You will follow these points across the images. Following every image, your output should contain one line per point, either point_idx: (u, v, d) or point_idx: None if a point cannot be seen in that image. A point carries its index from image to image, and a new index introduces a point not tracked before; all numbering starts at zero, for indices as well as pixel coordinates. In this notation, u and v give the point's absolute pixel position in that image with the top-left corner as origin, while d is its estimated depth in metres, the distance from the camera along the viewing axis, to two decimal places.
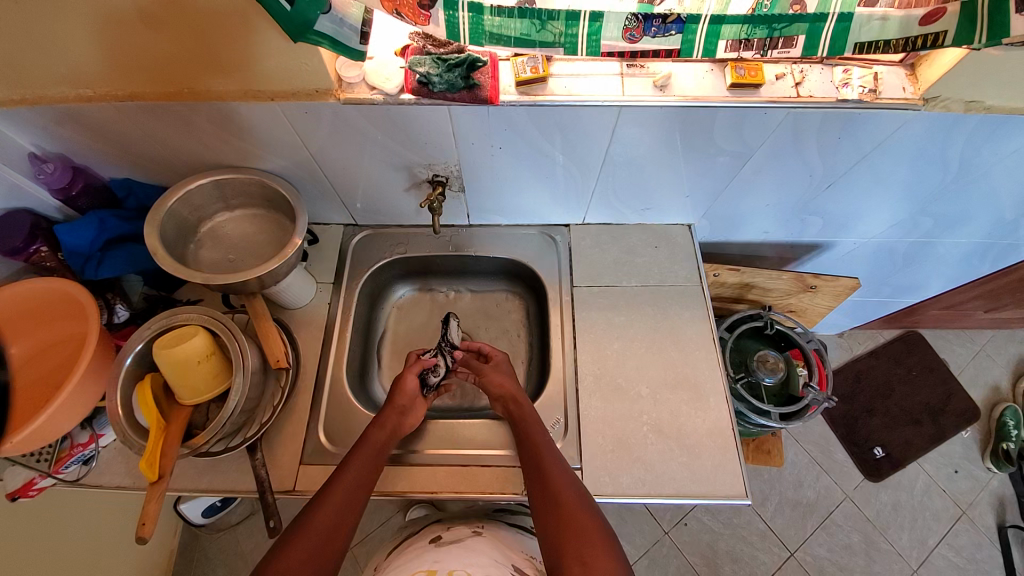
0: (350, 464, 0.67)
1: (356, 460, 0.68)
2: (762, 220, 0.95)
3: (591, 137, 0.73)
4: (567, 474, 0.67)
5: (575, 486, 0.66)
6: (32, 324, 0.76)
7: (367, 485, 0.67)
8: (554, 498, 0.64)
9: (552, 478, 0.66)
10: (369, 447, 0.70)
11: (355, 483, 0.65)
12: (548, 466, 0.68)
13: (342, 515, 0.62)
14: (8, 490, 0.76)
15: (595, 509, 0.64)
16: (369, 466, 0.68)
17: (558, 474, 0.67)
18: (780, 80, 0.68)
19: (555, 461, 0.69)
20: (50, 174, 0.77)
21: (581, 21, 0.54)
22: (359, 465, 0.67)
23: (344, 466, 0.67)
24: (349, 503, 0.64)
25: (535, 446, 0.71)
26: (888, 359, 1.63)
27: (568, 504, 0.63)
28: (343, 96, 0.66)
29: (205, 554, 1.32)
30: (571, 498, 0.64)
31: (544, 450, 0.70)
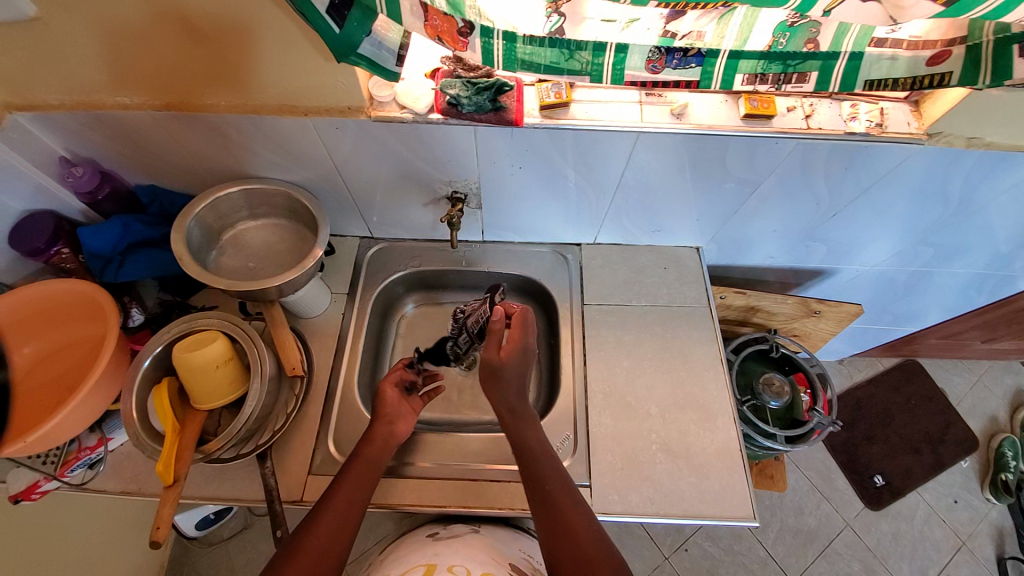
0: (342, 481, 0.67)
1: (343, 479, 0.68)
2: (768, 246, 0.98)
3: (609, 160, 0.76)
4: (586, 519, 0.63)
5: (593, 530, 0.62)
6: (48, 325, 0.77)
7: (356, 502, 0.66)
8: (574, 550, 0.59)
9: (573, 525, 0.62)
10: (361, 463, 0.70)
11: (345, 502, 0.65)
12: (566, 511, 0.63)
13: (333, 534, 0.61)
14: (12, 493, 0.74)
15: (613, 551, 0.60)
16: (366, 483, 0.68)
17: (579, 522, 0.62)
18: (791, 112, 0.71)
19: (573, 505, 0.64)
20: (78, 177, 0.78)
21: (608, 52, 0.57)
22: (349, 484, 0.67)
23: (337, 484, 0.67)
24: (342, 523, 0.63)
25: (551, 490, 0.66)
26: (888, 387, 1.64)
27: (597, 561, 0.58)
28: (374, 114, 0.69)
29: (195, 569, 1.29)
30: (595, 551, 0.59)
31: (560, 492, 0.66)
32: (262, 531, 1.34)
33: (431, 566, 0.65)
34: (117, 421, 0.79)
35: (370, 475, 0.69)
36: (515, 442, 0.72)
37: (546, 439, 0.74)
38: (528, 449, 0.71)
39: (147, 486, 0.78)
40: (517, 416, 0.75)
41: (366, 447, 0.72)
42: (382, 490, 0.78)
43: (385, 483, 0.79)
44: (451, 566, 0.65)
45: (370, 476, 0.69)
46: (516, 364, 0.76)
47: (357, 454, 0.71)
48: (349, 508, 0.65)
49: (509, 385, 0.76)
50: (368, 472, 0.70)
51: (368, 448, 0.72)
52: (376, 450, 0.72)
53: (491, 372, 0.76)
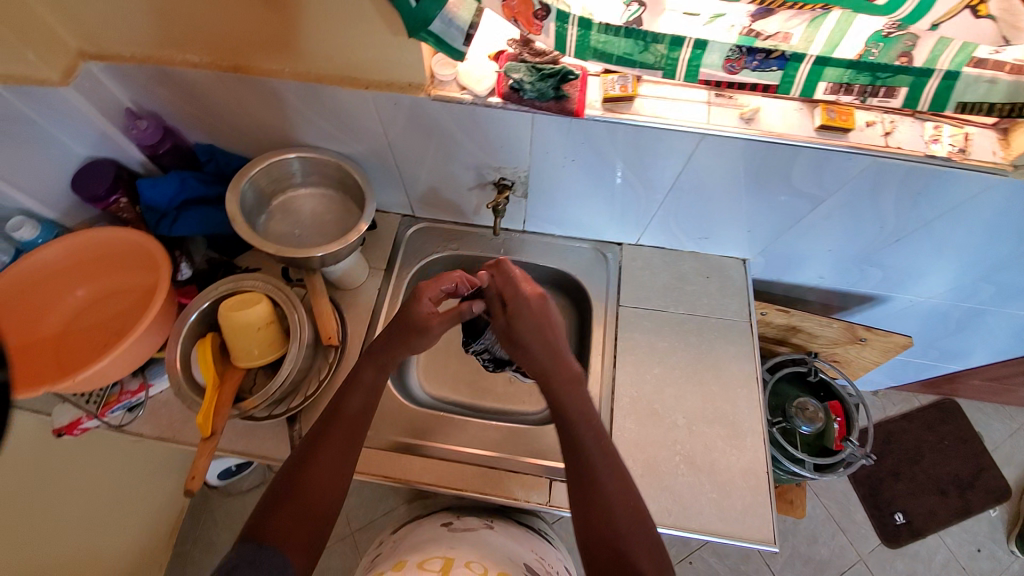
0: (339, 418, 0.67)
1: (341, 416, 0.67)
2: (818, 265, 0.93)
3: (666, 160, 0.73)
4: (624, 493, 0.62)
5: (628, 503, 0.62)
6: (102, 269, 0.80)
7: (356, 435, 0.67)
8: (602, 528, 0.60)
9: (611, 501, 0.62)
10: (358, 397, 0.69)
11: (345, 439, 0.66)
12: (603, 485, 0.63)
13: (326, 478, 0.63)
14: (56, 426, 0.78)
15: (647, 523, 0.61)
16: (357, 420, 0.68)
17: (616, 502, 0.62)
18: (869, 128, 0.67)
19: (615, 478, 0.63)
20: (142, 131, 0.80)
21: (685, 48, 0.54)
22: (348, 421, 0.67)
23: (335, 417, 0.67)
24: (338, 461, 0.64)
25: (590, 461, 0.64)
26: (922, 424, 1.56)
27: (632, 541, 0.59)
28: (433, 92, 0.68)
29: (213, 515, 1.35)
30: (627, 526, 0.60)
31: (601, 468, 0.64)
32: None
33: (449, 559, 0.64)
34: (158, 369, 0.81)
35: (359, 418, 0.68)
36: (553, 410, 0.67)
37: (590, 402, 0.68)
38: (567, 415, 0.66)
39: (181, 434, 0.80)
40: (560, 380, 0.68)
41: (353, 390, 0.69)
42: (401, 465, 0.79)
43: (404, 458, 0.79)
44: (467, 563, 0.64)
45: (359, 412, 0.68)
46: (528, 319, 0.69)
47: (344, 391, 0.69)
48: (339, 454, 0.65)
49: (536, 349, 0.69)
50: (358, 413, 0.68)
51: (354, 393, 0.69)
52: (364, 390, 0.70)
53: (508, 335, 0.71)
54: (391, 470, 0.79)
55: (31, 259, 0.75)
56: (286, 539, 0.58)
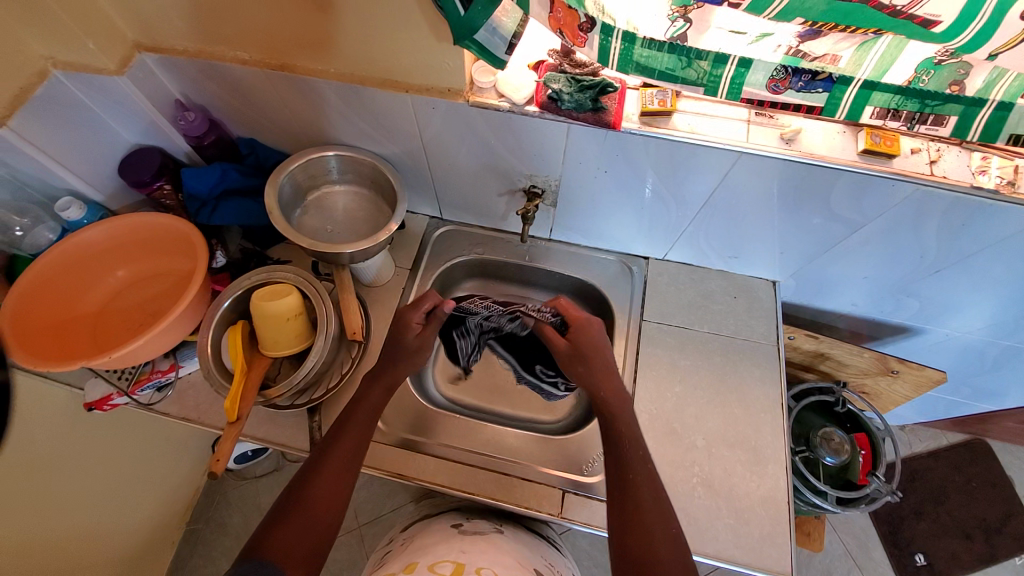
0: (345, 428, 0.69)
1: (347, 427, 0.69)
2: (852, 292, 0.91)
3: (700, 176, 0.72)
4: (664, 514, 0.62)
5: (666, 526, 0.61)
6: (142, 253, 0.83)
7: (362, 445, 0.69)
8: (641, 546, 0.60)
9: (649, 524, 0.61)
10: (362, 410, 0.71)
11: (350, 448, 0.67)
12: (642, 501, 0.63)
13: (331, 489, 0.64)
14: (88, 401, 0.81)
15: (681, 545, 0.60)
16: (362, 430, 0.70)
17: (653, 521, 0.61)
18: (914, 155, 0.65)
19: (655, 502, 0.63)
20: (190, 122, 0.83)
21: (728, 65, 0.54)
22: (354, 431, 0.69)
23: (343, 426, 0.69)
24: (342, 471, 0.66)
25: (630, 475, 0.65)
26: (949, 464, 1.49)
27: (663, 561, 0.58)
28: (471, 99, 0.69)
29: (225, 498, 1.37)
30: (667, 551, 0.59)
31: (643, 489, 0.64)
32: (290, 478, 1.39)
33: (460, 566, 0.64)
34: (189, 352, 0.83)
35: (365, 431, 0.70)
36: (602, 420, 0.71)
37: (634, 423, 0.71)
38: (616, 432, 0.69)
39: (206, 416, 0.82)
40: (609, 393, 0.72)
41: (358, 406, 0.71)
42: (416, 465, 0.79)
43: (418, 458, 0.80)
44: (478, 569, 0.64)
45: (365, 426, 0.70)
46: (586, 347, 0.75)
47: (352, 406, 0.72)
48: (344, 464, 0.66)
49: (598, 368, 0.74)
50: (363, 426, 0.70)
51: (360, 409, 0.71)
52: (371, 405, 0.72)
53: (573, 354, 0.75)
54: (406, 468, 0.79)
55: (77, 239, 0.78)
56: (289, 549, 0.58)
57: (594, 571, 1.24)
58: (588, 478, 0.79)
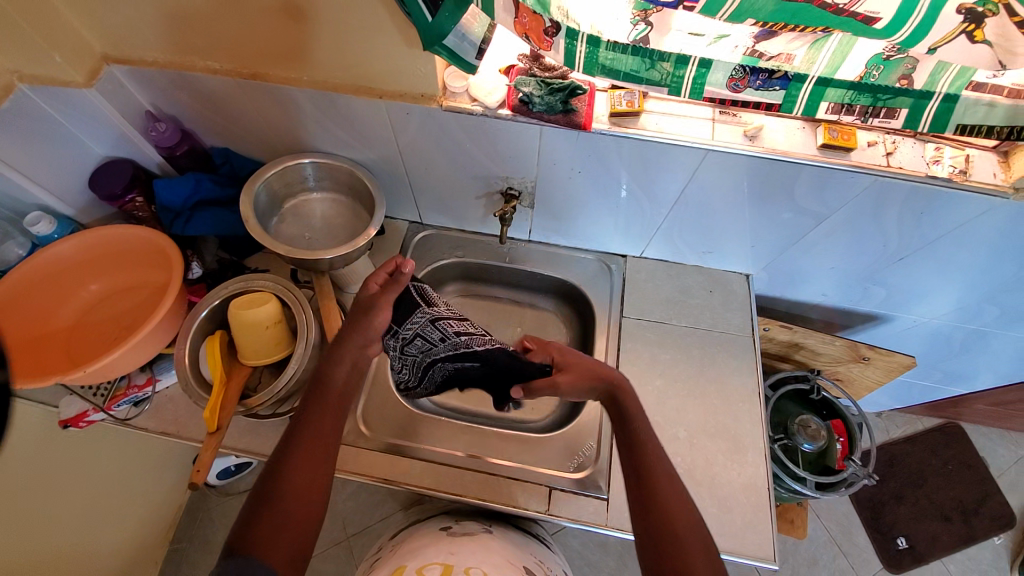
0: (312, 415, 0.66)
1: (314, 411, 0.67)
2: (822, 282, 0.94)
3: (671, 174, 0.74)
4: (680, 496, 0.63)
5: (684, 507, 0.62)
6: (115, 266, 0.82)
7: (332, 430, 0.67)
8: (663, 532, 0.60)
9: (667, 503, 0.62)
10: (329, 394, 0.69)
11: (320, 434, 0.65)
12: (641, 482, 0.64)
13: (305, 478, 0.62)
14: (62, 418, 0.78)
15: (701, 527, 0.61)
16: (330, 414, 0.67)
17: (671, 500, 0.62)
18: (871, 148, 0.68)
19: (667, 477, 0.64)
20: (161, 133, 0.82)
21: (690, 66, 0.56)
22: (322, 415, 0.67)
23: (309, 412, 0.67)
24: (314, 459, 0.63)
25: (640, 455, 0.65)
26: (925, 448, 1.54)
27: (687, 539, 0.60)
28: (444, 103, 0.70)
29: (209, 516, 1.34)
30: (686, 529, 0.60)
31: (657, 469, 0.64)
32: None
33: (449, 569, 0.64)
34: (166, 365, 0.82)
35: (334, 410, 0.68)
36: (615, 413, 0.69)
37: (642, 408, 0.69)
38: (622, 416, 0.68)
39: (185, 429, 0.80)
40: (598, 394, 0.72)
41: (324, 391, 0.69)
42: (402, 469, 0.79)
43: (403, 461, 0.80)
44: (467, 569, 0.64)
45: (336, 406, 0.68)
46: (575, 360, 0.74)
47: (315, 390, 0.69)
48: (315, 452, 0.64)
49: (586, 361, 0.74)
50: (331, 409, 0.68)
51: (327, 394, 0.69)
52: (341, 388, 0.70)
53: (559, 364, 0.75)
54: (392, 472, 0.79)
55: (46, 254, 0.77)
56: (269, 547, 0.56)
57: (586, 571, 1.24)
58: (574, 473, 0.80)
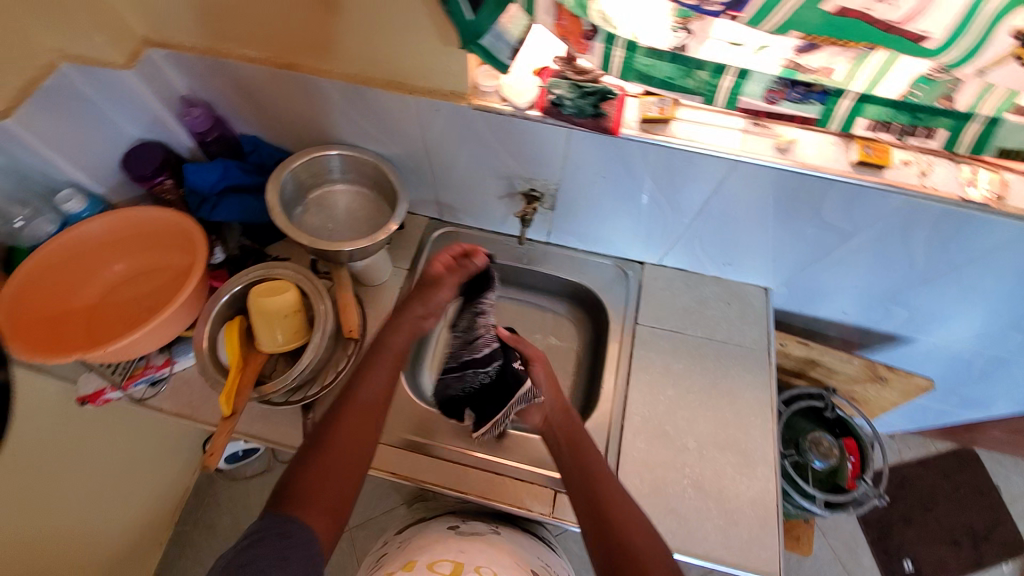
0: (367, 376, 0.68)
1: (369, 371, 0.69)
2: (843, 299, 0.92)
3: (697, 183, 0.74)
4: (633, 514, 0.63)
5: (640, 525, 0.62)
6: (139, 247, 0.83)
7: (384, 392, 0.68)
8: (624, 552, 0.59)
9: (621, 522, 0.62)
10: (384, 357, 0.71)
11: (372, 395, 0.67)
12: None
13: (354, 436, 0.63)
14: (81, 395, 0.81)
15: (661, 546, 0.61)
16: (384, 376, 0.69)
17: (627, 518, 0.62)
18: (904, 167, 0.67)
19: (618, 497, 0.65)
20: (195, 118, 0.84)
21: (726, 76, 0.56)
22: (375, 377, 0.69)
23: (365, 372, 0.69)
24: (364, 419, 0.65)
25: None
26: (937, 471, 1.51)
27: (646, 557, 0.59)
28: (475, 102, 0.70)
29: (215, 498, 1.36)
30: (647, 548, 0.60)
31: (603, 486, 0.66)
32: None
33: (459, 569, 0.64)
34: (184, 347, 0.84)
35: (386, 376, 0.69)
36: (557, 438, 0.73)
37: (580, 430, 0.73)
38: (575, 441, 0.71)
39: (200, 412, 0.82)
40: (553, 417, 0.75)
41: (380, 353, 0.71)
42: (410, 464, 0.80)
43: (413, 456, 0.80)
44: (478, 567, 0.65)
45: (388, 371, 0.70)
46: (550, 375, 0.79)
47: (373, 352, 0.71)
48: (365, 412, 0.65)
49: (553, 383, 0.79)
50: (384, 372, 0.70)
51: (374, 368, 0.69)
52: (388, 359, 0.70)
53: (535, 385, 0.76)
54: (399, 466, 0.79)
55: (75, 231, 0.78)
56: (314, 497, 0.58)
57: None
58: None
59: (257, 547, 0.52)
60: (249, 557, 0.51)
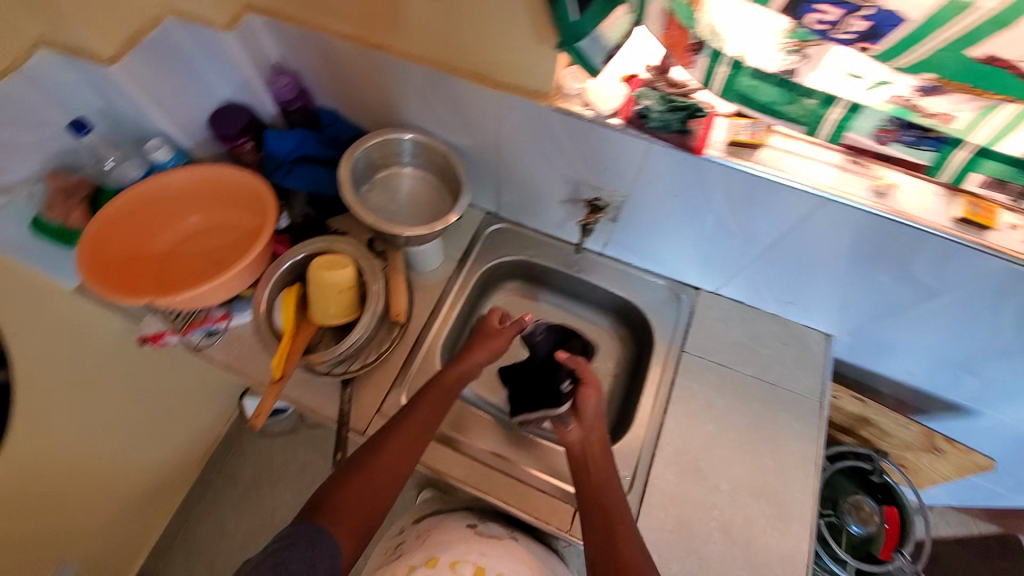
0: (419, 406, 0.72)
1: (422, 402, 0.72)
2: (911, 358, 0.86)
3: (775, 215, 0.70)
4: (643, 557, 0.62)
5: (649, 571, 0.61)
6: (213, 203, 0.87)
7: (431, 425, 0.71)
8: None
9: (630, 563, 0.61)
10: (438, 391, 0.74)
11: (421, 425, 0.70)
12: None
13: (396, 462, 0.66)
14: (144, 333, 0.85)
15: None
16: (435, 408, 0.73)
17: (635, 562, 0.61)
18: (1012, 231, 0.60)
19: (632, 541, 0.64)
20: (282, 86, 0.87)
21: (835, 108, 0.52)
22: (426, 408, 0.72)
23: (418, 402, 0.73)
24: (409, 448, 0.68)
25: None
26: (978, 556, 1.40)
27: None
28: (556, 103, 0.69)
29: (241, 449, 1.42)
30: None
31: (620, 529, 0.65)
32: (305, 440, 1.44)
33: None
34: (242, 304, 0.87)
35: (437, 410, 0.72)
36: (582, 478, 0.72)
37: (613, 477, 0.71)
38: (601, 484, 0.70)
39: (246, 368, 0.85)
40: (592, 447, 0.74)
41: (433, 389, 0.74)
42: (435, 454, 0.80)
43: (440, 447, 0.81)
44: None
45: (439, 406, 0.73)
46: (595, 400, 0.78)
47: (428, 386, 0.75)
48: (411, 442, 0.68)
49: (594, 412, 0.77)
50: (436, 405, 0.73)
51: (422, 404, 0.72)
52: (437, 398, 0.73)
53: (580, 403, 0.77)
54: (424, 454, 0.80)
55: (160, 180, 0.83)
56: (347, 513, 0.60)
57: None
58: None
59: (286, 551, 0.55)
60: (279, 558, 0.54)
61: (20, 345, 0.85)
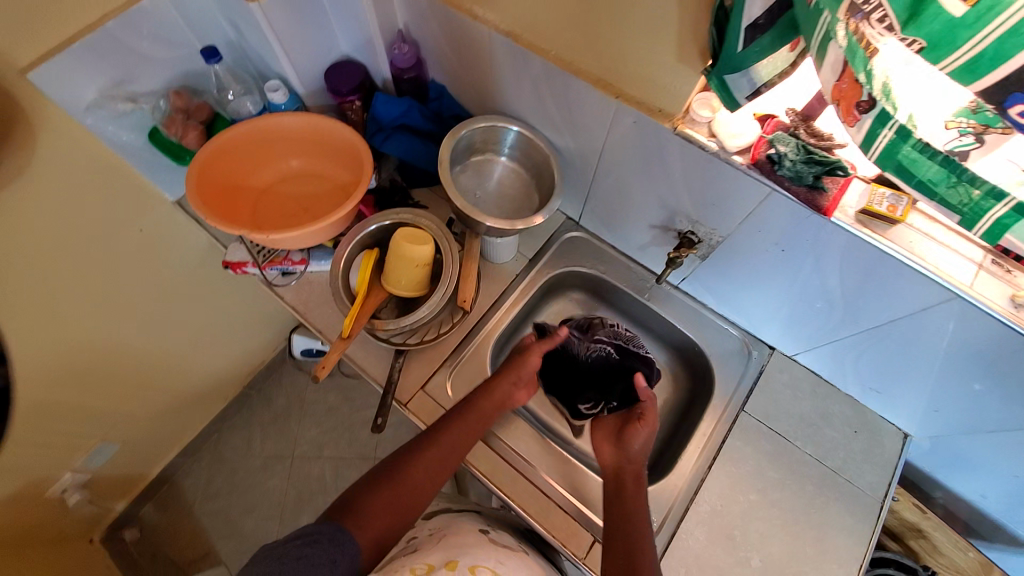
0: (454, 424, 0.73)
1: (457, 420, 0.74)
2: (992, 484, 0.77)
3: (888, 300, 0.64)
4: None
5: None
6: (315, 150, 0.90)
7: (462, 447, 0.72)
8: None
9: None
10: (473, 414, 0.75)
11: (452, 443, 0.72)
12: None
13: (424, 478, 0.69)
14: (227, 259, 0.89)
15: None
16: (469, 430, 0.73)
17: None
18: None
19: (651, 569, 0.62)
20: (402, 54, 0.87)
21: (1002, 204, 0.45)
22: (461, 428, 0.73)
23: (453, 420, 0.74)
24: (438, 465, 0.70)
25: None
26: None
27: None
28: (680, 127, 0.65)
29: (279, 381, 1.49)
30: None
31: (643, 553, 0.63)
32: (336, 386, 1.50)
33: None
34: (320, 254, 0.90)
35: (472, 433, 0.73)
36: (615, 499, 0.71)
37: (644, 503, 0.69)
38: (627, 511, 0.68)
39: (310, 315, 0.88)
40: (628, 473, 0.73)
41: (471, 410, 0.75)
42: None
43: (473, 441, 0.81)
44: None
45: (473, 429, 0.74)
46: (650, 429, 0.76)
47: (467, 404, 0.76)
48: (443, 460, 0.70)
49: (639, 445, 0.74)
50: (471, 427, 0.74)
51: (456, 427, 0.73)
52: (471, 424, 0.74)
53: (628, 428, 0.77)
54: None
55: (273, 120, 0.85)
56: (373, 518, 0.63)
57: None
58: None
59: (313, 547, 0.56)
60: (304, 552, 0.54)
61: (121, 243, 0.92)
